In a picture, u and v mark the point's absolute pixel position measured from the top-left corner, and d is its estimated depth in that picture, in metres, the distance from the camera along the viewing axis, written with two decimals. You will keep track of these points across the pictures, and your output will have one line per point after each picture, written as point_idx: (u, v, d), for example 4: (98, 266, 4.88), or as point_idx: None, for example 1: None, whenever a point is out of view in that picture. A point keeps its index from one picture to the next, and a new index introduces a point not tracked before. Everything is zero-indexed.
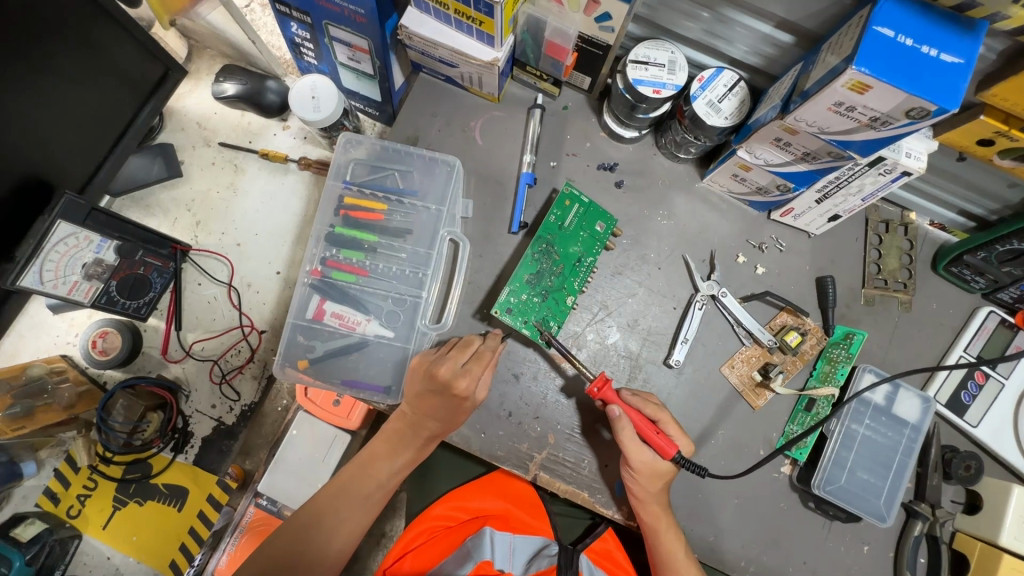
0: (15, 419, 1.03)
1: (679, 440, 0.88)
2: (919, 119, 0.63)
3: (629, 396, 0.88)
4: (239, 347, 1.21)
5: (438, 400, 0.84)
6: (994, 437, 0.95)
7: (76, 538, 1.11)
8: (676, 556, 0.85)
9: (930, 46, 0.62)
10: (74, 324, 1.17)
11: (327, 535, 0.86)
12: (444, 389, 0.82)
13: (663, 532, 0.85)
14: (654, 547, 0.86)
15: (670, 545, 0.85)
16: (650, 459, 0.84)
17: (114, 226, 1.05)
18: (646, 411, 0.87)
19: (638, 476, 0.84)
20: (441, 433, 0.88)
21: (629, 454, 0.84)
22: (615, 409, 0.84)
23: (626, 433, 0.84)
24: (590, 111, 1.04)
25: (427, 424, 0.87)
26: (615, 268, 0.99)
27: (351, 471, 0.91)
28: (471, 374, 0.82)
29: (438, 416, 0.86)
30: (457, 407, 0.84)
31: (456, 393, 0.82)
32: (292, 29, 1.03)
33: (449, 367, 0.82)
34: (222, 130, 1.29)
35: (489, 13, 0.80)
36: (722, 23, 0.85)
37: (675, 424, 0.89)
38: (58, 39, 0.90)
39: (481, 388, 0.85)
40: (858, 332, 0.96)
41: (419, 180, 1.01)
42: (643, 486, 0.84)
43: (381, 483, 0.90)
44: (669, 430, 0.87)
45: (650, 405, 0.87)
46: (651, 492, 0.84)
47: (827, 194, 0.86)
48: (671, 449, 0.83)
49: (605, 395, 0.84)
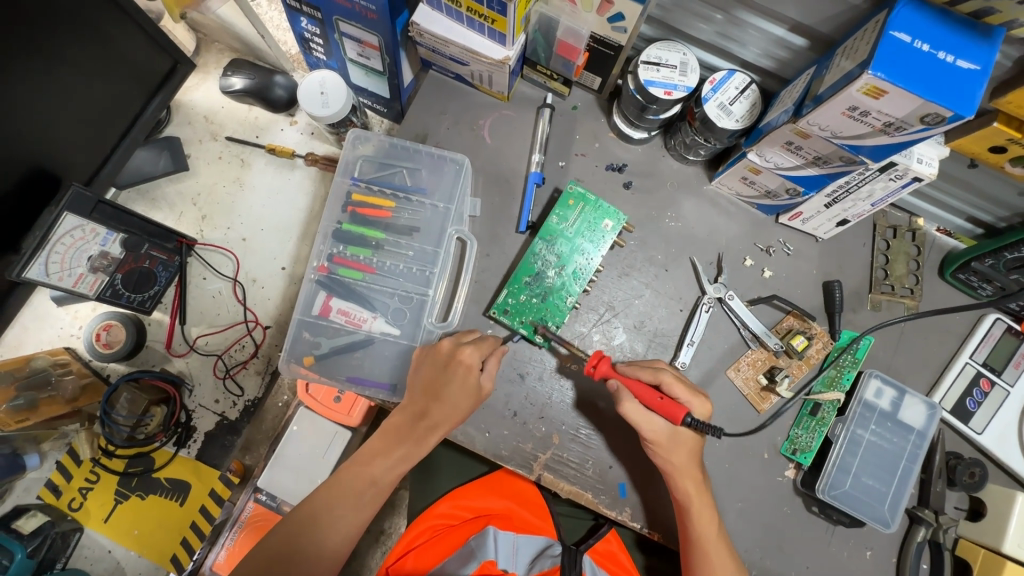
0: (20, 410, 1.02)
1: (690, 401, 0.85)
2: (934, 125, 0.63)
3: (626, 367, 0.88)
4: (243, 342, 1.21)
5: (444, 381, 0.84)
6: (998, 444, 0.94)
7: (78, 530, 1.11)
8: (707, 534, 0.83)
9: (947, 52, 0.62)
10: (78, 317, 1.17)
11: (321, 532, 0.85)
12: (450, 362, 0.84)
13: (696, 510, 0.84)
14: (687, 526, 0.84)
15: (704, 522, 0.83)
16: (661, 426, 0.83)
17: (122, 218, 1.04)
18: (644, 377, 0.86)
19: (659, 449, 0.84)
20: (443, 422, 0.85)
21: (640, 426, 0.84)
22: (615, 384, 0.84)
23: (633, 405, 0.84)
24: (599, 111, 1.03)
25: (431, 417, 0.85)
26: (622, 269, 0.99)
27: (344, 475, 0.89)
28: (478, 347, 0.85)
29: (444, 403, 0.84)
30: (462, 385, 0.83)
31: (461, 364, 0.83)
32: (302, 24, 1.03)
33: (450, 342, 0.86)
34: (230, 124, 1.28)
35: (502, 12, 0.79)
36: (735, 26, 0.84)
37: (687, 386, 0.86)
38: (70, 30, 0.90)
39: (487, 376, 0.85)
40: (864, 338, 0.97)
41: (427, 178, 1.01)
42: (669, 458, 0.84)
43: (377, 484, 0.88)
44: (676, 390, 0.85)
45: (648, 369, 0.87)
46: (679, 464, 0.84)
47: (837, 199, 0.87)
48: (678, 412, 0.81)
49: (602, 371, 0.84)
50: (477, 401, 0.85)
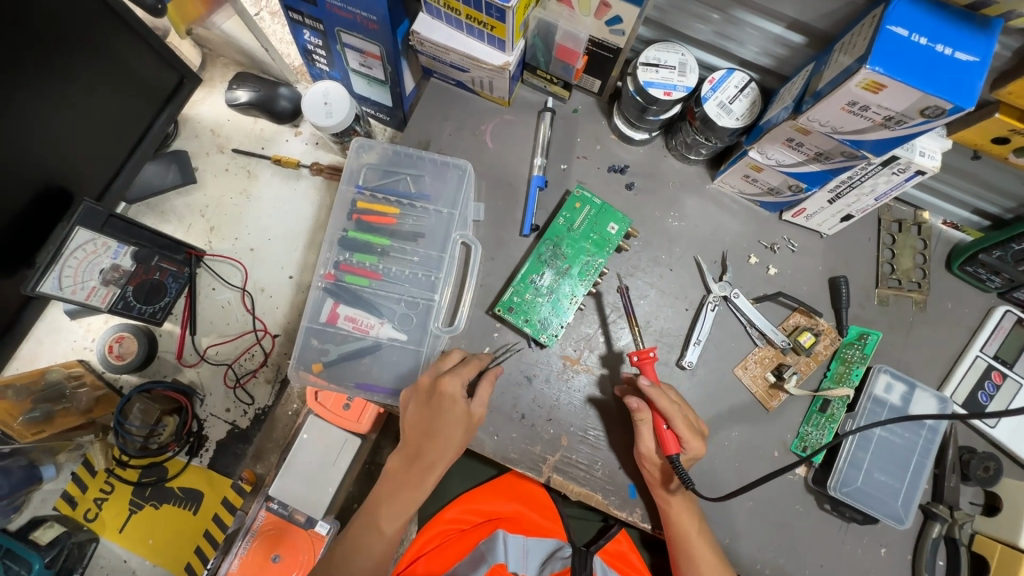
0: (36, 423, 1.04)
1: (688, 441, 0.85)
2: (934, 117, 0.63)
3: (649, 387, 0.84)
4: (252, 351, 1.21)
5: (433, 416, 0.84)
6: (1012, 437, 0.93)
7: (94, 541, 1.12)
8: (689, 529, 0.84)
9: (945, 45, 0.62)
10: (91, 329, 1.18)
11: None
12: (432, 395, 0.84)
13: (674, 509, 0.85)
14: (670, 522, 0.85)
15: (683, 518, 0.85)
16: (651, 447, 0.85)
17: (132, 232, 1.07)
18: (659, 404, 0.84)
19: (644, 462, 0.87)
20: (439, 459, 0.87)
21: (638, 439, 0.86)
22: (636, 401, 0.85)
23: (644, 426, 0.85)
24: (600, 114, 1.04)
25: (426, 455, 0.87)
26: (627, 270, 0.99)
27: (356, 527, 0.90)
28: (459, 374, 0.84)
29: (436, 440, 0.85)
30: (450, 415, 0.84)
31: (443, 395, 0.83)
32: (304, 36, 1.04)
33: (429, 376, 0.86)
34: (236, 137, 1.30)
35: (501, 18, 0.80)
36: (733, 25, 0.85)
37: (688, 425, 0.86)
38: (79, 48, 0.92)
39: (478, 402, 0.85)
40: (872, 333, 0.96)
41: (431, 185, 1.02)
42: (650, 472, 0.86)
43: (382, 533, 0.88)
44: (682, 433, 0.84)
45: (665, 399, 0.84)
46: (660, 481, 0.86)
47: (840, 194, 0.87)
48: (670, 448, 0.82)
49: (644, 367, 0.87)
50: (470, 428, 0.86)
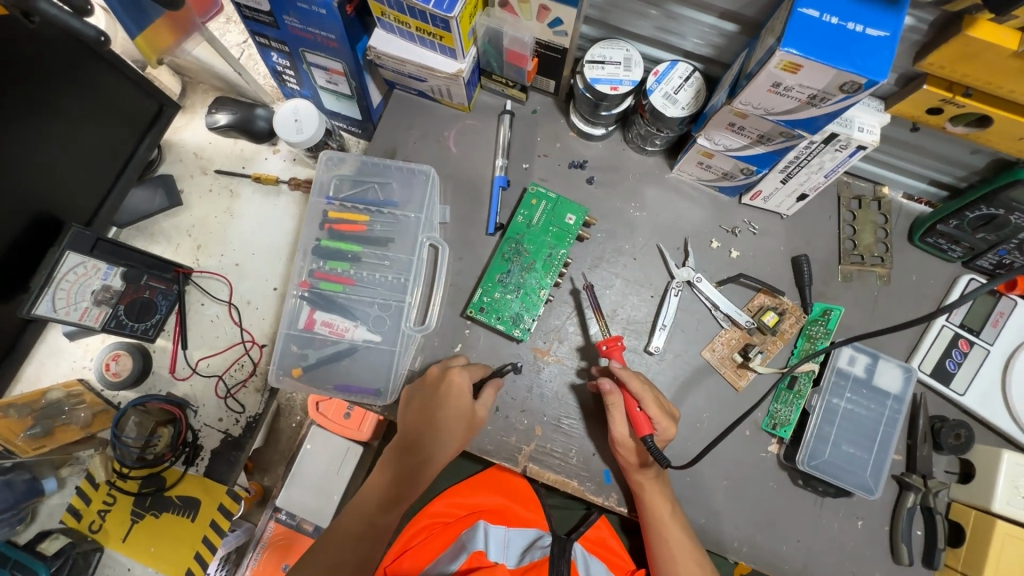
0: (37, 438, 1.11)
1: (660, 421, 0.87)
2: (853, 92, 0.65)
3: (619, 369, 0.88)
4: (241, 361, 1.26)
5: (437, 405, 0.88)
6: (983, 403, 0.94)
7: (98, 551, 1.16)
8: (663, 515, 0.86)
9: (856, 22, 0.64)
10: (89, 349, 1.24)
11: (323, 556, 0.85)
12: (440, 384, 0.89)
13: (648, 495, 0.87)
14: (644, 508, 0.87)
15: (657, 502, 0.86)
16: (626, 433, 0.87)
17: (120, 253, 1.12)
18: (631, 386, 0.87)
19: (619, 449, 0.88)
20: (434, 452, 0.88)
21: (610, 426, 0.88)
22: (608, 383, 0.87)
23: (616, 411, 0.87)
24: (558, 112, 1.08)
25: (427, 446, 0.89)
26: (592, 261, 1.02)
27: (357, 498, 0.92)
28: (468, 369, 0.90)
29: (436, 430, 0.88)
30: (457, 405, 0.87)
31: (451, 384, 0.88)
32: (273, 58, 1.10)
33: (437, 367, 0.91)
34: (218, 158, 1.36)
35: (446, 28, 0.85)
36: (672, 19, 0.88)
37: (659, 405, 0.88)
38: (61, 83, 0.98)
39: (483, 403, 0.90)
40: (836, 308, 0.97)
41: (398, 191, 1.06)
42: (625, 458, 0.88)
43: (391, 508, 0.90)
44: (653, 413, 0.87)
45: (636, 380, 0.88)
46: (633, 466, 0.87)
47: (791, 173, 0.89)
48: (643, 428, 0.84)
49: (613, 353, 0.90)
50: (471, 426, 0.89)
